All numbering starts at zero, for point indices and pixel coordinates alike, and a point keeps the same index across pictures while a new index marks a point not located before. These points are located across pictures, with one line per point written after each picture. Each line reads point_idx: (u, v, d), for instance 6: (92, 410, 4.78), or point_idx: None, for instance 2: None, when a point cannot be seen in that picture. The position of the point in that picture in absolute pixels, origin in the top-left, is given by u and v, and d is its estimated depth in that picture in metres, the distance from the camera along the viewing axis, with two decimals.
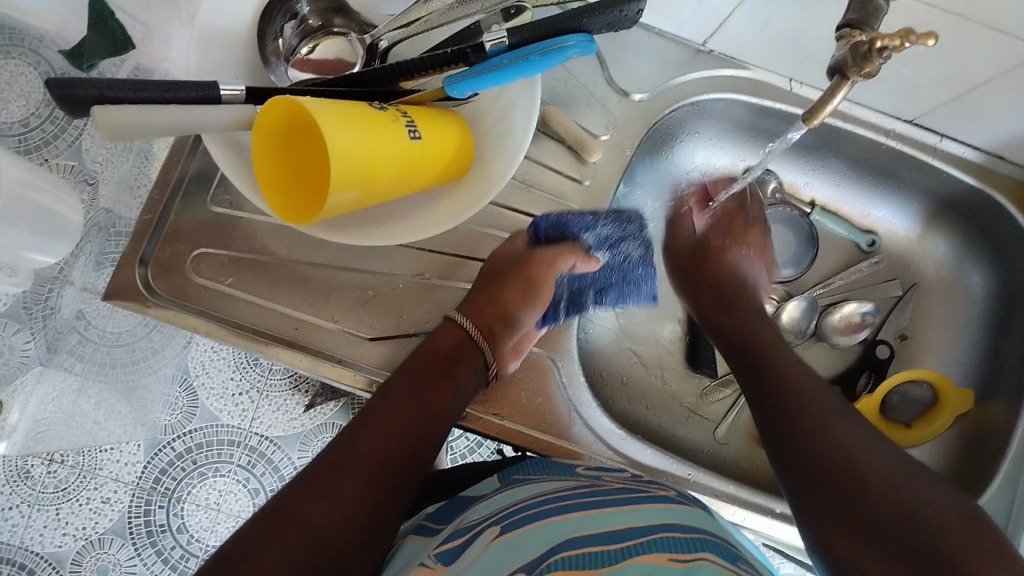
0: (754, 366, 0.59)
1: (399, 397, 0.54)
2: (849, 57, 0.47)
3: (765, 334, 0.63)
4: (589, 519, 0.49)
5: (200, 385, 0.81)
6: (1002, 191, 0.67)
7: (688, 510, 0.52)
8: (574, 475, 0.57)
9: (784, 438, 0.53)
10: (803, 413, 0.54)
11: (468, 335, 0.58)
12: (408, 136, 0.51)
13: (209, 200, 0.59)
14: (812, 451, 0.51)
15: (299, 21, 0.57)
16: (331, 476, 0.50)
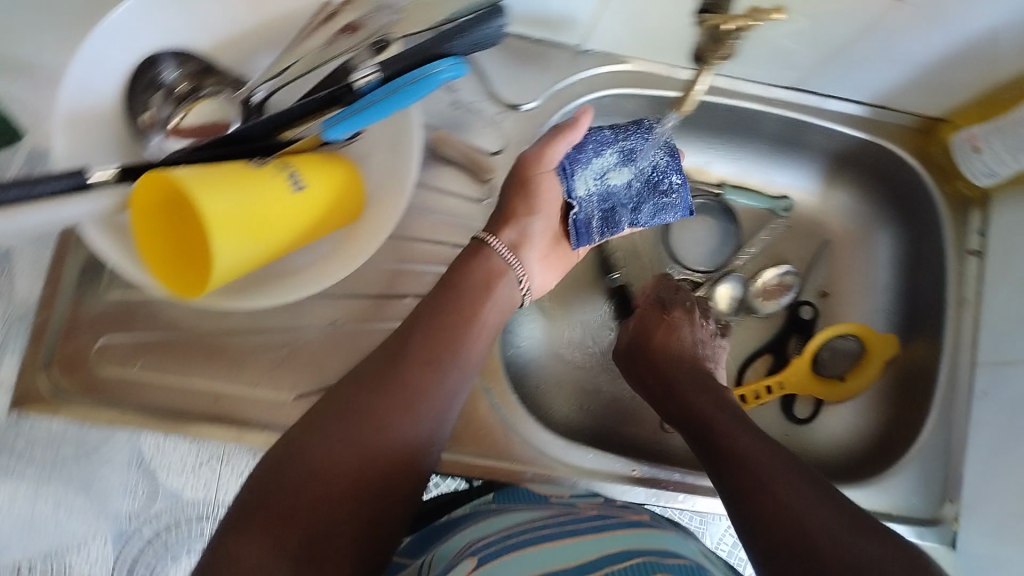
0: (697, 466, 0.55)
1: (434, 336, 0.54)
2: (706, 43, 0.48)
3: (705, 397, 0.59)
4: (563, 549, 0.51)
5: (159, 466, 0.66)
6: (893, 140, 0.70)
7: (659, 535, 0.55)
8: (547, 505, 0.59)
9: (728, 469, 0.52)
10: (757, 459, 0.51)
11: (498, 253, 0.58)
12: (291, 190, 0.51)
13: (105, 286, 0.58)
14: (753, 499, 0.49)
15: (167, 88, 0.54)
16: (364, 417, 0.50)
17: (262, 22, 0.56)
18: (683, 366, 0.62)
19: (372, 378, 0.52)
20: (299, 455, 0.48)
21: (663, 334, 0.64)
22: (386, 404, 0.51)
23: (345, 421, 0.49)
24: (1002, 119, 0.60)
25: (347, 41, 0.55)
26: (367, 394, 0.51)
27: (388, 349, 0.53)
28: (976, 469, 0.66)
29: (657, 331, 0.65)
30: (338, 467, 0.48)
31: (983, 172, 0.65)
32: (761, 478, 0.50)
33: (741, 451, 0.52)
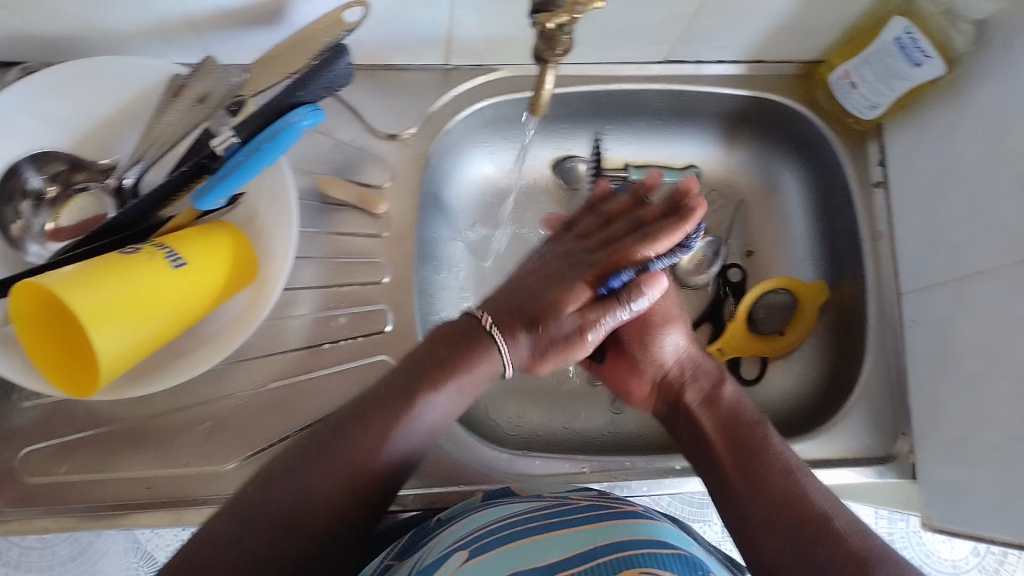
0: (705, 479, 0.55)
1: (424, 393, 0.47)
2: (540, 44, 0.49)
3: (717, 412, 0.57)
4: (555, 546, 0.46)
5: (155, 545, 0.65)
6: (773, 89, 0.72)
7: (651, 523, 0.48)
8: (541, 497, 0.56)
9: (732, 490, 0.52)
10: (763, 484, 0.51)
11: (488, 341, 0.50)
12: (170, 267, 0.51)
13: (19, 397, 0.58)
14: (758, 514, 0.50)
15: (35, 196, 0.56)
16: (333, 464, 0.44)
17: (117, 104, 0.56)
18: (680, 351, 0.60)
19: (345, 430, 0.45)
20: (262, 501, 0.42)
21: (668, 309, 0.60)
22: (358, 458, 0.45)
23: (316, 464, 0.44)
24: (868, 50, 0.63)
25: (201, 108, 0.54)
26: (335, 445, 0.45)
27: (377, 390, 0.47)
28: (921, 396, 0.65)
29: (664, 309, 0.60)
30: (313, 505, 0.43)
31: (866, 105, 0.66)
32: (766, 509, 0.50)
33: (746, 474, 0.52)
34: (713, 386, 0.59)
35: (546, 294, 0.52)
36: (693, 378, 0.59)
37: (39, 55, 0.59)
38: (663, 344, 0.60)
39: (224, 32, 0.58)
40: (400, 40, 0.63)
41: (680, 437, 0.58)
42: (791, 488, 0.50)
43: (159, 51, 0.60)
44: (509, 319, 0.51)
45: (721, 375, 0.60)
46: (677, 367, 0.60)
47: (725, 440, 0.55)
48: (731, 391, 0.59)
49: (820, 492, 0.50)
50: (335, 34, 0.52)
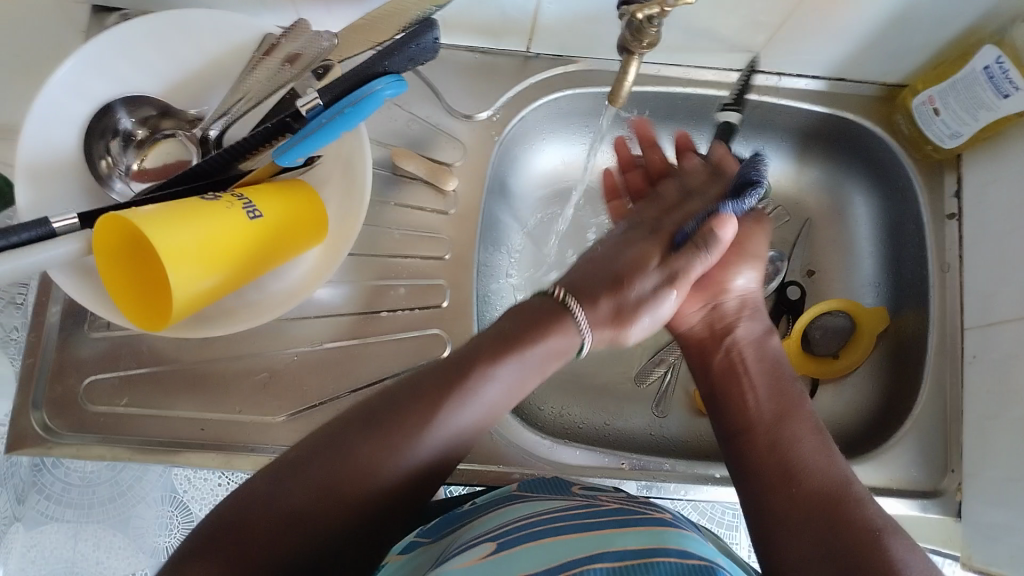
0: (715, 399, 0.59)
1: (467, 386, 0.48)
2: (627, 34, 0.49)
3: (740, 342, 0.60)
4: (579, 545, 0.46)
5: (191, 498, 0.67)
6: (853, 109, 0.71)
7: (681, 533, 0.48)
8: (570, 495, 0.56)
9: (763, 457, 0.53)
10: (759, 426, 0.55)
11: (575, 324, 0.52)
12: (247, 218, 0.52)
13: (88, 329, 0.61)
14: (756, 447, 0.54)
15: (124, 136, 0.59)
16: (355, 461, 0.44)
17: (209, 57, 0.59)
18: (748, 294, 0.62)
19: (365, 427, 0.45)
20: (282, 488, 0.43)
21: (759, 247, 0.62)
22: (380, 456, 0.45)
23: (333, 460, 0.44)
24: (955, 77, 0.62)
25: (290, 69, 0.56)
26: (358, 442, 0.45)
27: (403, 391, 0.48)
28: (974, 434, 0.64)
29: (754, 249, 0.62)
30: (336, 493, 0.44)
31: (947, 133, 0.65)
32: (796, 476, 0.51)
33: (775, 411, 0.55)
34: (761, 334, 0.61)
35: (624, 258, 0.57)
36: (749, 319, 0.61)
37: (141, 5, 0.62)
38: (736, 279, 0.61)
39: (317, 0, 0.60)
40: (483, 23, 0.64)
41: (711, 373, 0.60)
42: (817, 452, 0.52)
43: (253, 12, 0.62)
44: (591, 290, 0.54)
45: (772, 330, 0.61)
46: (739, 304, 0.61)
47: (762, 387, 0.57)
48: (776, 346, 0.61)
49: (842, 465, 0.51)
50: (428, 8, 0.53)
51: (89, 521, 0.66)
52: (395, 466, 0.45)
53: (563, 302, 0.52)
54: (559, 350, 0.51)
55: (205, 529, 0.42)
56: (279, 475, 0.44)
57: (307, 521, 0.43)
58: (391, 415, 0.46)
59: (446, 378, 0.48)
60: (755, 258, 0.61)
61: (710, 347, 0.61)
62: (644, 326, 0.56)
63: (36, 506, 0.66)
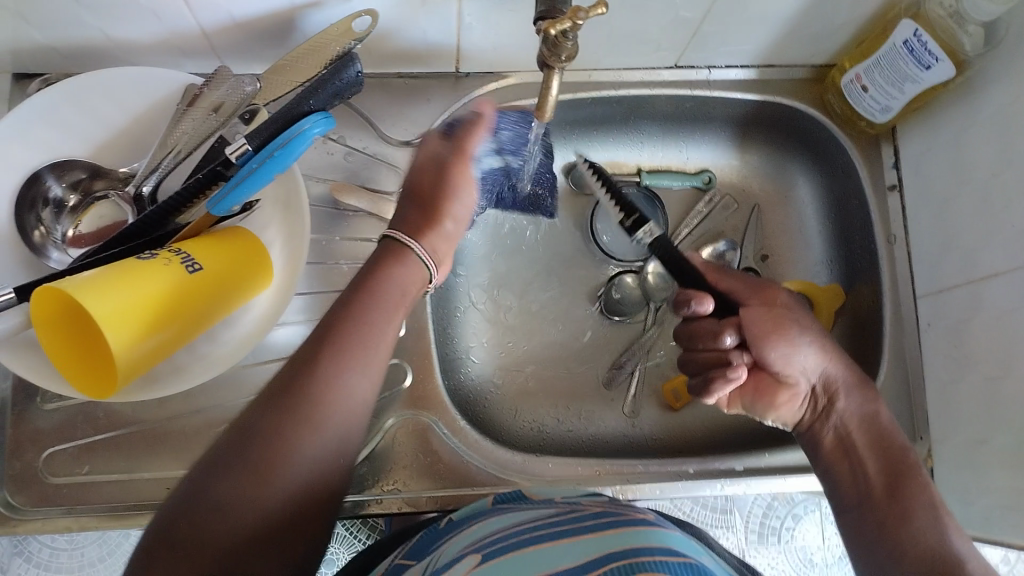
0: (827, 466, 0.57)
1: (347, 346, 0.50)
2: (544, 50, 0.49)
3: (846, 409, 0.57)
4: (566, 552, 0.45)
5: None
6: (785, 93, 0.72)
7: (662, 531, 0.47)
8: (552, 503, 0.56)
9: (873, 529, 0.52)
10: (868, 496, 0.54)
11: (417, 259, 0.57)
12: (186, 272, 0.52)
13: (40, 401, 0.60)
14: (872, 517, 0.53)
15: (56, 204, 0.58)
16: (291, 422, 0.46)
17: (132, 115, 0.58)
18: (822, 361, 0.58)
19: (289, 390, 0.47)
20: (221, 468, 0.44)
21: (794, 323, 0.58)
22: (313, 411, 0.47)
23: (273, 422, 0.45)
24: (877, 54, 0.63)
25: (215, 117, 0.56)
26: (291, 408, 0.46)
27: (293, 362, 0.49)
28: (938, 401, 0.64)
29: (793, 322, 0.58)
30: (264, 483, 0.44)
31: (877, 108, 0.66)
32: (911, 542, 0.50)
33: (889, 477, 0.53)
34: (865, 404, 0.57)
35: (415, 175, 0.62)
36: (846, 390, 0.57)
37: (59, 67, 0.61)
38: (796, 357, 0.57)
39: (236, 43, 0.59)
40: (408, 49, 0.64)
41: (824, 451, 0.57)
42: (927, 521, 0.51)
43: (174, 63, 0.62)
44: (408, 222, 0.60)
45: (872, 393, 0.58)
46: (820, 378, 0.58)
47: (874, 461, 0.55)
48: (884, 413, 0.57)
49: (954, 531, 0.50)
50: (347, 44, 0.54)
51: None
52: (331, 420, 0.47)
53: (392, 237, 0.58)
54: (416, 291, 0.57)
55: (165, 516, 0.43)
56: (208, 468, 0.44)
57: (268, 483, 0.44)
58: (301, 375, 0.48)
59: (327, 344, 0.49)
60: (807, 326, 0.58)
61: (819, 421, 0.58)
62: (450, 233, 0.62)
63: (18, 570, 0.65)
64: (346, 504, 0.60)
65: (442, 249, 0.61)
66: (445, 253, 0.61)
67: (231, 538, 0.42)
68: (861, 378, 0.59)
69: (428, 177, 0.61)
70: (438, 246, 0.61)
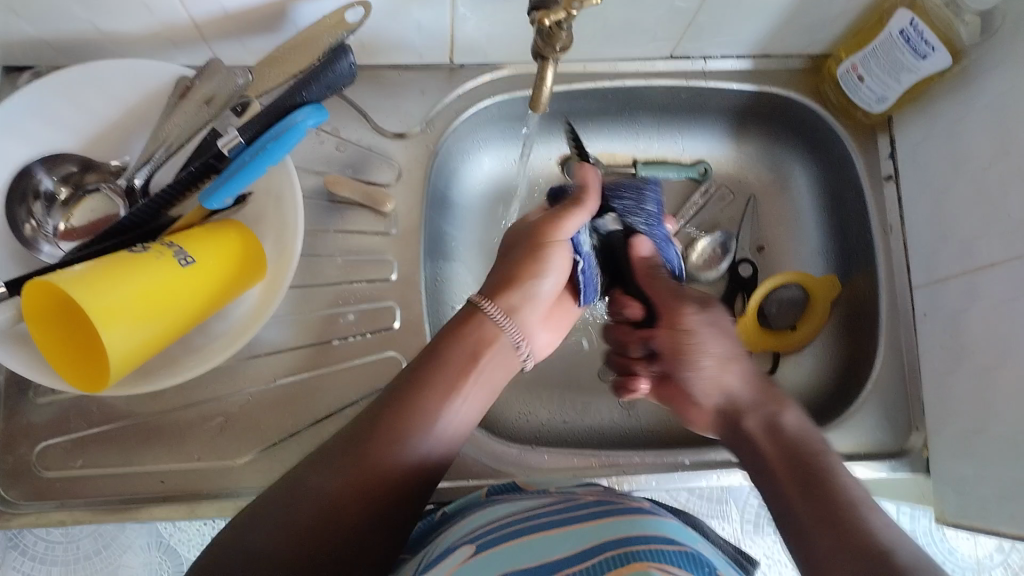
0: (757, 477, 0.53)
1: (435, 380, 0.52)
2: (538, 41, 0.49)
3: (755, 423, 0.54)
4: (554, 543, 0.45)
5: (178, 541, 0.67)
6: (781, 83, 0.72)
7: (658, 520, 0.47)
8: (547, 493, 0.56)
9: (798, 528, 0.47)
10: (787, 495, 0.49)
11: (489, 320, 0.56)
12: (179, 266, 0.51)
13: (33, 395, 0.59)
14: (793, 515, 0.48)
15: (47, 197, 0.57)
16: (345, 473, 0.47)
17: (125, 107, 0.58)
18: (730, 380, 0.57)
19: (350, 444, 0.48)
20: (303, 482, 0.47)
21: (704, 341, 0.59)
22: (367, 464, 0.48)
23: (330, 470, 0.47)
24: (873, 44, 0.62)
25: (208, 109, 0.55)
26: (348, 459, 0.48)
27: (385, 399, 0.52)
28: (933, 391, 0.64)
29: (698, 341, 0.59)
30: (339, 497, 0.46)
31: (873, 98, 0.66)
32: (830, 540, 0.45)
33: (802, 478, 0.49)
34: (773, 413, 0.54)
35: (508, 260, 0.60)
36: (753, 407, 0.55)
37: (50, 59, 0.60)
38: (703, 370, 0.58)
39: (228, 34, 0.59)
40: (402, 40, 0.64)
41: (744, 461, 0.55)
42: (849, 512, 0.46)
43: (166, 54, 0.61)
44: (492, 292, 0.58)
45: (778, 398, 0.56)
46: (723, 399, 0.58)
47: (783, 466, 0.51)
48: (791, 419, 0.54)
49: (878, 523, 0.45)
50: (340, 34, 0.53)
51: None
52: (388, 469, 0.48)
53: (475, 306, 0.57)
54: (490, 356, 0.56)
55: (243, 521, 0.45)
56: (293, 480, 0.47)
57: (318, 524, 0.45)
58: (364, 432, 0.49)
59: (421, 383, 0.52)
60: (718, 341, 0.59)
61: (742, 438, 0.55)
62: (541, 296, 0.60)
63: (14, 565, 0.64)
64: None
65: (521, 306, 0.59)
66: (530, 320, 0.60)
67: (299, 536, 0.44)
68: (770, 387, 0.57)
69: (523, 245, 0.59)
70: (524, 317, 0.59)
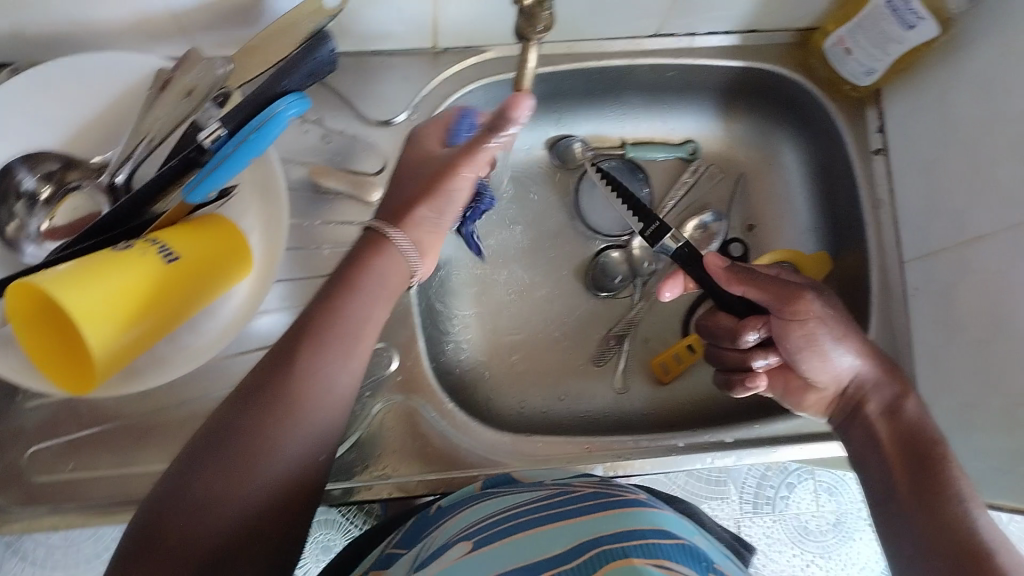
0: (863, 453, 0.55)
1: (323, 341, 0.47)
2: (521, 21, 0.48)
3: (870, 405, 0.55)
4: (555, 537, 0.45)
5: None
6: (769, 59, 0.71)
7: (656, 512, 0.47)
8: (543, 485, 0.56)
9: (905, 512, 0.50)
10: (895, 482, 0.52)
11: (394, 250, 0.51)
12: (162, 262, 0.50)
13: (23, 399, 0.59)
14: (899, 495, 0.51)
15: (27, 198, 0.55)
16: (271, 417, 0.45)
17: (106, 100, 0.57)
18: (857, 364, 0.55)
19: (268, 380, 0.46)
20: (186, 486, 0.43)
21: (820, 339, 0.54)
22: (289, 401, 0.45)
23: (251, 410, 0.45)
24: (862, 15, 0.62)
25: (188, 101, 0.54)
26: (244, 430, 0.44)
27: (265, 367, 0.47)
28: (928, 365, 0.64)
29: (823, 333, 0.54)
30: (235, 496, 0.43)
31: (862, 71, 0.66)
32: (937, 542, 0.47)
33: (913, 474, 0.51)
34: (895, 397, 0.55)
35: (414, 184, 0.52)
36: (875, 387, 0.55)
37: (27, 55, 0.59)
38: (833, 362, 0.55)
39: (206, 24, 0.58)
40: (384, 25, 0.63)
41: (855, 447, 0.56)
42: (954, 511, 0.48)
43: (143, 46, 0.60)
44: (403, 221, 0.52)
45: (898, 380, 0.55)
46: (848, 383, 0.56)
47: (900, 461, 0.52)
48: (912, 408, 0.54)
49: (985, 528, 0.47)
50: (320, 22, 0.52)
51: None
52: (305, 408, 0.46)
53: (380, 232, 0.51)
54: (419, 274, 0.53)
55: (133, 534, 0.42)
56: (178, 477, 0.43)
57: (254, 471, 0.44)
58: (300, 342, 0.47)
59: (306, 342, 0.47)
60: (840, 327, 0.54)
61: (857, 416, 0.56)
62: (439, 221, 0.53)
63: (13, 569, 0.65)
64: (334, 491, 0.59)
65: (425, 239, 0.53)
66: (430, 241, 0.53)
67: (193, 544, 0.41)
68: (894, 366, 0.56)
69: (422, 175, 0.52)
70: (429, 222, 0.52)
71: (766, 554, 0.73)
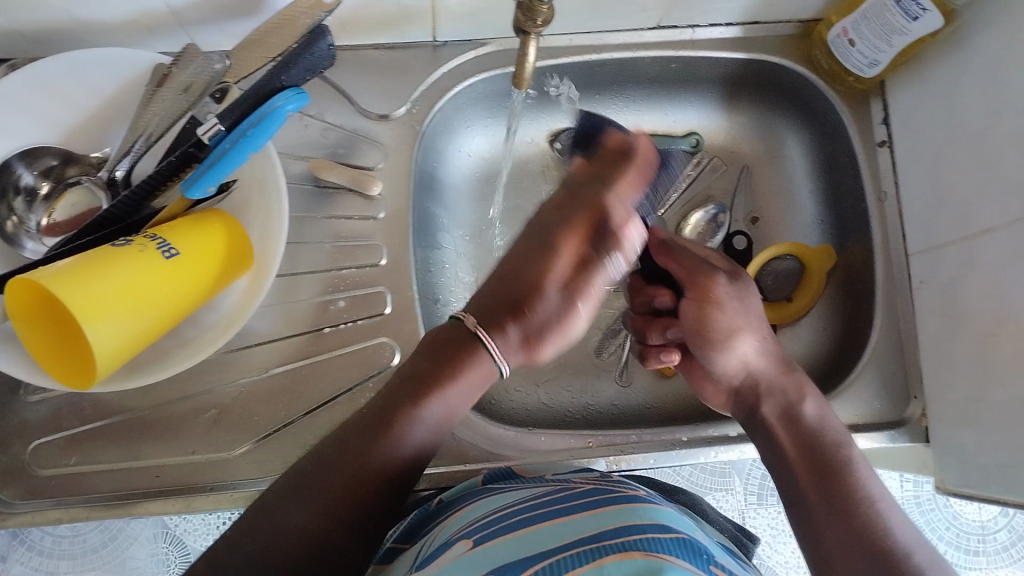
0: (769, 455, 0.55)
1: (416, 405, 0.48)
2: (520, 14, 0.48)
3: (773, 407, 0.56)
4: (549, 533, 0.45)
5: (184, 530, 0.67)
6: (772, 50, 0.70)
7: (654, 507, 0.47)
8: (543, 482, 0.56)
9: (816, 509, 0.50)
10: (800, 482, 0.52)
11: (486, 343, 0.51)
12: (161, 258, 0.50)
13: (26, 394, 0.59)
14: (808, 494, 0.51)
15: (27, 192, 0.56)
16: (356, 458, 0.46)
17: (101, 98, 0.57)
18: (753, 360, 0.58)
19: (344, 448, 0.46)
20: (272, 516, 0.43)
21: (729, 323, 0.58)
22: (360, 465, 0.45)
23: (310, 492, 0.44)
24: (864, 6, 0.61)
25: (185, 97, 0.54)
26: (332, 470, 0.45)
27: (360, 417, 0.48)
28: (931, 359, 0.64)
29: (727, 321, 0.57)
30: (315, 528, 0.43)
31: (864, 63, 0.65)
32: (840, 532, 0.48)
33: (819, 472, 0.52)
34: (792, 403, 0.56)
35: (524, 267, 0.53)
36: (772, 389, 0.57)
37: (27, 51, 0.59)
38: (734, 354, 0.58)
39: (205, 19, 0.58)
40: (383, 18, 0.63)
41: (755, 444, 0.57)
42: (870, 513, 0.49)
43: (143, 42, 0.60)
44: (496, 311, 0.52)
45: (800, 381, 0.57)
46: (746, 377, 0.58)
47: (803, 465, 0.53)
48: (810, 410, 0.56)
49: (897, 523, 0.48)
50: (317, 15, 0.52)
51: (82, 569, 0.66)
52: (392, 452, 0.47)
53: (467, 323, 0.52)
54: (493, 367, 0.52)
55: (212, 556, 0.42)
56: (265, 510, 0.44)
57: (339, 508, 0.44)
58: (365, 427, 0.47)
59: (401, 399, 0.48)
60: (745, 315, 0.58)
61: (761, 415, 0.57)
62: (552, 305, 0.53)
63: (21, 559, 0.66)
64: None
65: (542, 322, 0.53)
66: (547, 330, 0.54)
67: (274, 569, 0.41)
68: (793, 369, 0.58)
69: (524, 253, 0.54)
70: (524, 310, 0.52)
71: (770, 546, 0.72)
